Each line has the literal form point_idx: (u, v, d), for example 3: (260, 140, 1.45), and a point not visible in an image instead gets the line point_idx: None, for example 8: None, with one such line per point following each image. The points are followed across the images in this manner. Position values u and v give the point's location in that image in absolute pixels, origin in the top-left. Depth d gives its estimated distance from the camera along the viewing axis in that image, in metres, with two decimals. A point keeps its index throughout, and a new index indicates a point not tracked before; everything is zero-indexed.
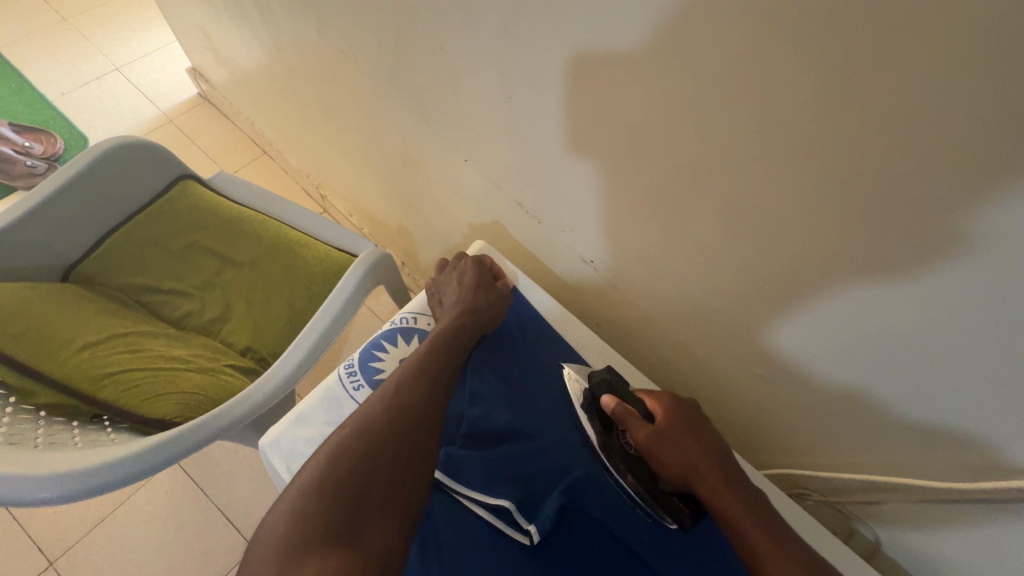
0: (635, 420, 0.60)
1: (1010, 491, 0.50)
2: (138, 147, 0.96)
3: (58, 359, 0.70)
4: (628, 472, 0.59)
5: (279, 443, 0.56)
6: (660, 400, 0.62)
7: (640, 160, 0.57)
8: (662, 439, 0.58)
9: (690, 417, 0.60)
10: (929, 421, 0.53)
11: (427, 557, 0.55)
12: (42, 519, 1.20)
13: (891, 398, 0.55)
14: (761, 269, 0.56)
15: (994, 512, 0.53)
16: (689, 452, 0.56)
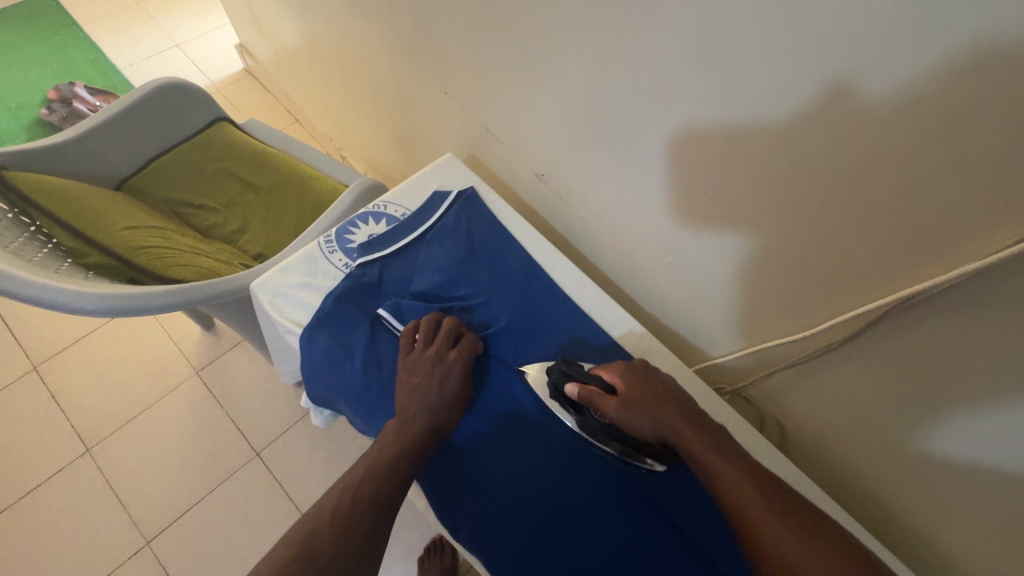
0: (604, 397, 0.60)
1: (853, 320, 0.60)
2: (186, 87, 1.14)
3: (106, 233, 0.87)
4: (614, 440, 0.62)
5: (266, 284, 0.71)
6: (614, 370, 0.62)
7: (568, 57, 0.72)
8: (631, 415, 0.58)
9: (655, 380, 0.60)
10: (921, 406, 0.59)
11: (369, 374, 0.65)
12: (83, 414, 1.40)
13: (898, 392, 0.61)
14: (657, 147, 0.69)
15: (851, 353, 0.63)
16: (659, 415, 0.57)
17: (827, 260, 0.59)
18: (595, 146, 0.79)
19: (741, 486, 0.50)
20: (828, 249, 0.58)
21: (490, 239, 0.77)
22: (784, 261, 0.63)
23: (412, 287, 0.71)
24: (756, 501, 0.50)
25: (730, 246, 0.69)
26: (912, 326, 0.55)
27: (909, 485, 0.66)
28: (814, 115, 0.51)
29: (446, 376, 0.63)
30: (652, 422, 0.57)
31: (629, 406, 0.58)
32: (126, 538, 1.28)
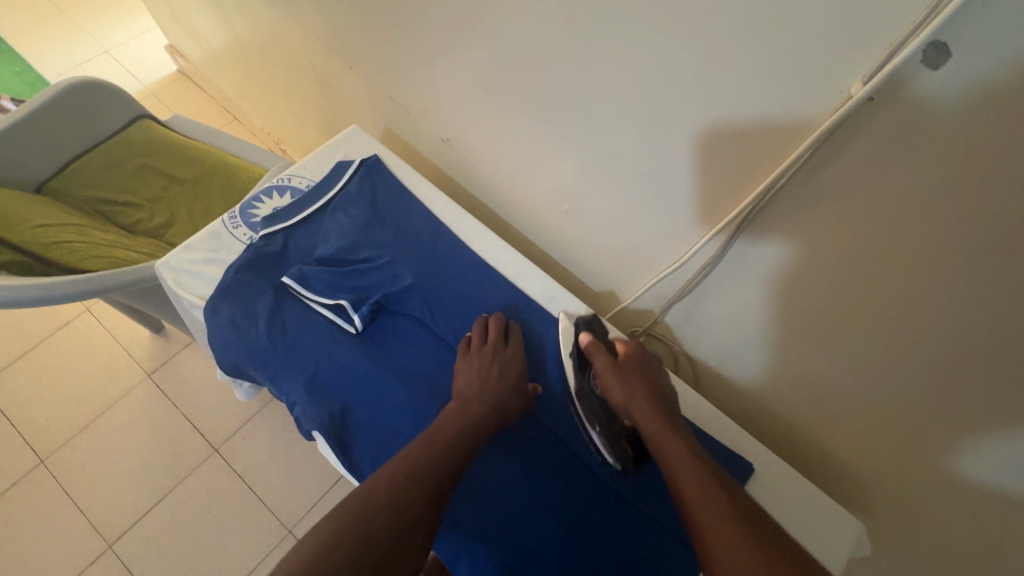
0: (600, 355, 0.66)
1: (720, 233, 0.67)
2: (99, 86, 1.13)
3: (16, 232, 0.87)
4: (592, 414, 0.66)
5: (170, 263, 0.71)
6: (628, 345, 0.69)
7: (449, 12, 0.75)
8: (619, 373, 0.64)
9: (651, 366, 0.66)
10: (788, 306, 0.67)
11: (275, 337, 0.67)
12: (34, 426, 1.38)
13: (769, 299, 0.69)
14: (544, 88, 0.74)
15: (723, 270, 0.71)
16: (637, 389, 0.62)
17: (705, 169, 0.65)
18: (494, 100, 0.82)
19: (687, 465, 0.52)
20: (705, 159, 0.64)
21: (392, 204, 0.79)
22: (665, 177, 0.70)
23: (317, 253, 0.73)
24: (700, 477, 0.51)
25: (624, 174, 0.74)
26: (773, 221, 0.61)
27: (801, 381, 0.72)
28: (671, 24, 0.56)
29: (507, 365, 0.65)
30: (626, 392, 0.62)
31: (615, 368, 0.64)
32: (89, 544, 1.28)
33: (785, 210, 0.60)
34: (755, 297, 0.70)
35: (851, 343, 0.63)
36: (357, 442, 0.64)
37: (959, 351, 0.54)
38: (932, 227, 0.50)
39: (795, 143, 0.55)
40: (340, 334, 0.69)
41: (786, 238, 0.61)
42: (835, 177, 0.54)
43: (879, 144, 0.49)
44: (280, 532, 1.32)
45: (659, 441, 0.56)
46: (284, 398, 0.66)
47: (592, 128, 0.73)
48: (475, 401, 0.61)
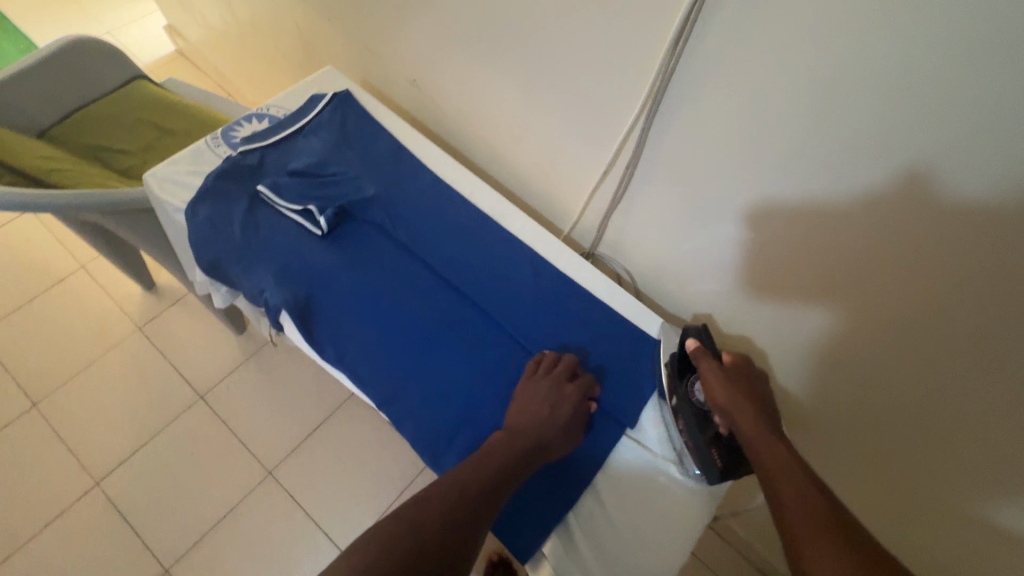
0: (706, 360, 0.67)
1: (637, 132, 0.77)
2: (100, 44, 1.22)
3: (18, 160, 0.95)
4: (686, 416, 0.67)
5: (156, 174, 0.79)
6: (736, 358, 0.69)
7: None
8: (725, 380, 0.65)
9: (755, 383, 0.67)
10: (701, 206, 0.78)
11: (248, 234, 0.75)
12: (28, 373, 1.45)
13: (686, 202, 0.80)
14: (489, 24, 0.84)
15: (648, 182, 0.82)
16: (742, 398, 0.63)
17: (621, 75, 0.73)
18: (453, 37, 0.91)
19: (794, 475, 0.53)
20: (625, 68, 0.72)
21: (361, 131, 0.87)
22: (594, 100, 0.79)
23: (290, 168, 0.81)
24: (805, 486, 0.52)
25: (562, 100, 0.84)
26: (673, 109, 0.71)
27: (726, 272, 0.82)
28: None
29: (560, 402, 0.66)
30: (729, 399, 0.63)
31: (720, 377, 0.65)
32: (77, 481, 1.34)
33: (678, 95, 0.70)
34: (674, 201, 0.81)
35: (752, 230, 0.74)
36: (319, 324, 0.72)
37: (821, 203, 0.65)
38: (788, 91, 0.60)
39: (671, 27, 0.64)
40: (307, 233, 0.77)
41: (687, 132, 0.72)
42: (710, 55, 0.64)
43: (739, 16, 0.59)
44: (261, 474, 1.39)
45: (760, 450, 0.57)
46: (254, 286, 0.74)
47: (533, 54, 0.82)
48: (524, 434, 0.64)
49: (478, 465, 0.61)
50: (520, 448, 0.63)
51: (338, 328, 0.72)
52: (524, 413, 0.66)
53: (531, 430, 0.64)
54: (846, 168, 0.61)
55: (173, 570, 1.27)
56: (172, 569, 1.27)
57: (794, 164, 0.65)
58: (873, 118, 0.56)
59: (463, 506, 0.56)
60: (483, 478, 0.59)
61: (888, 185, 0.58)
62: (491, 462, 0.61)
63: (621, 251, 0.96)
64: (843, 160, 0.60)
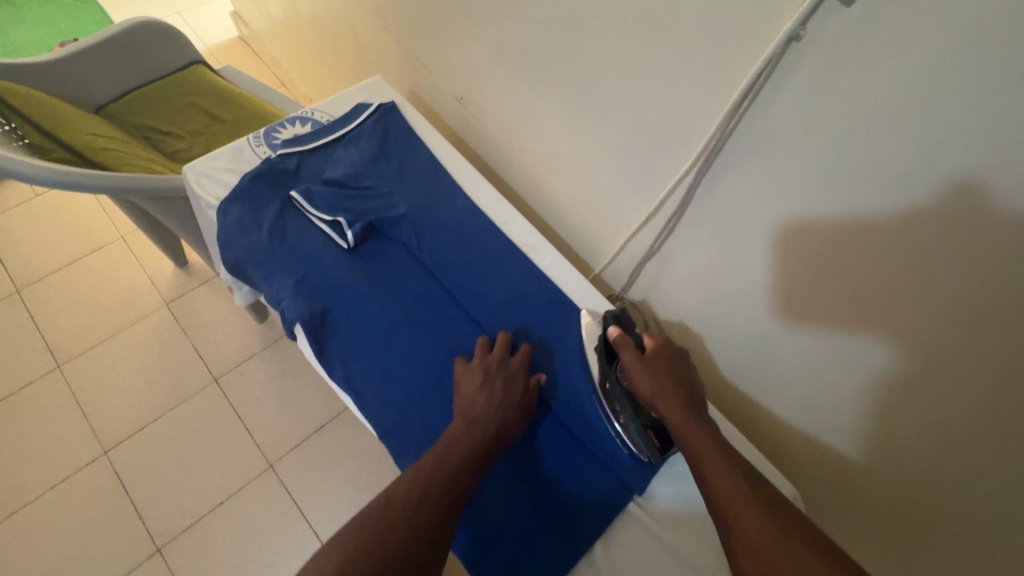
0: (628, 349, 0.68)
1: (690, 186, 0.73)
2: (165, 28, 1.25)
3: (70, 135, 0.97)
4: (620, 407, 0.68)
5: (196, 167, 0.80)
6: (654, 339, 0.70)
7: None
8: (649, 369, 0.66)
9: (678, 360, 0.68)
10: (744, 267, 0.74)
11: (275, 239, 0.74)
12: (57, 334, 1.49)
13: (729, 261, 0.75)
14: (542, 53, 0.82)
15: (690, 231, 0.78)
16: (664, 384, 0.64)
17: (675, 119, 0.70)
18: (503, 61, 0.89)
19: (716, 459, 0.56)
20: (679, 117, 0.69)
21: (403, 146, 0.86)
22: (643, 144, 0.76)
23: (325, 176, 0.80)
24: (729, 469, 0.55)
25: (607, 139, 0.81)
26: (729, 164, 0.67)
27: (762, 337, 0.77)
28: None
29: (510, 380, 0.66)
30: (655, 386, 0.64)
31: (644, 362, 0.66)
32: (87, 447, 1.37)
33: (736, 152, 0.66)
34: (715, 257, 0.77)
35: (796, 297, 0.70)
36: (332, 340, 0.70)
37: (882, 288, 0.60)
38: (863, 167, 0.55)
39: (738, 83, 0.61)
40: (333, 246, 0.75)
41: (740, 191, 0.68)
42: (777, 117, 0.59)
43: (816, 80, 0.54)
44: (262, 465, 1.39)
45: (684, 437, 0.60)
46: (274, 294, 0.73)
47: (585, 85, 0.79)
48: (480, 418, 0.62)
49: (438, 450, 0.59)
50: (478, 428, 0.61)
51: (351, 345, 0.70)
52: (475, 396, 0.64)
53: (488, 415, 0.62)
54: (917, 258, 0.55)
55: (165, 550, 1.28)
56: (164, 548, 1.28)
57: (859, 244, 0.60)
58: (958, 212, 0.50)
59: (433, 500, 0.54)
60: (448, 462, 0.57)
61: (961, 282, 0.53)
62: (453, 449, 0.59)
63: (651, 296, 0.92)
64: (914, 248, 0.55)
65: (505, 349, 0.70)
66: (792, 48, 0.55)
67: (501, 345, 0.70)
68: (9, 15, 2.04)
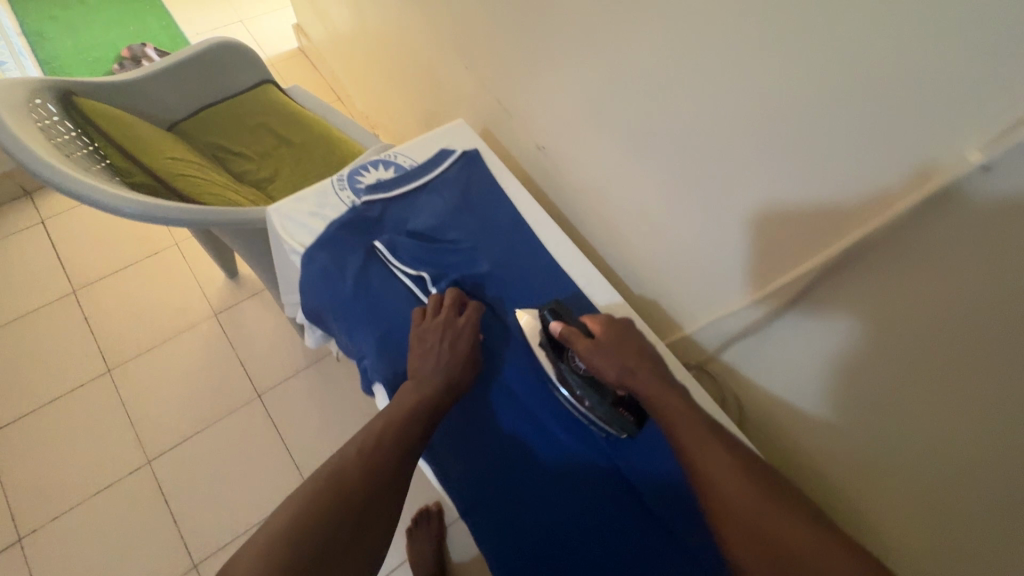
0: (580, 339, 0.68)
1: (793, 287, 0.65)
2: (241, 49, 1.26)
3: (151, 159, 0.98)
4: (587, 394, 0.69)
5: (280, 209, 0.79)
6: (597, 319, 0.71)
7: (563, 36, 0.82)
8: (603, 355, 0.66)
9: (630, 338, 0.69)
10: (848, 393, 0.65)
11: (358, 291, 0.73)
12: (109, 337, 1.51)
13: (830, 376, 0.67)
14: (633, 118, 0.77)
15: (793, 323, 0.68)
16: (628, 366, 0.65)
17: (774, 220, 0.65)
18: (587, 118, 0.85)
19: (721, 456, 0.58)
20: (794, 215, 0.62)
21: (487, 197, 0.85)
22: (744, 234, 0.69)
23: (409, 226, 0.79)
24: (735, 469, 0.56)
25: (701, 210, 0.74)
26: (835, 288, 0.62)
27: (851, 461, 0.70)
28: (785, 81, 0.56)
29: (452, 337, 0.68)
30: (619, 372, 0.65)
31: (600, 349, 0.67)
32: (132, 455, 1.37)
33: (842, 277, 0.60)
34: (816, 366, 0.68)
35: (910, 441, 0.61)
36: None
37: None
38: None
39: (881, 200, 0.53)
40: (416, 302, 0.74)
41: (857, 313, 0.60)
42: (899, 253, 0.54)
43: (955, 231, 0.48)
44: None
45: (672, 427, 0.60)
46: (355, 349, 0.72)
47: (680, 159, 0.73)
48: (426, 377, 0.65)
49: (387, 412, 0.61)
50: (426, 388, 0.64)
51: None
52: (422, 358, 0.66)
53: (433, 374, 0.65)
54: None
55: (200, 568, 1.27)
56: (199, 566, 1.27)
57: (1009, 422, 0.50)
58: None
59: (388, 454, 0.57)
60: (397, 422, 0.60)
61: None
62: (409, 417, 0.61)
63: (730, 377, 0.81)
64: None
65: (450, 305, 0.71)
66: (946, 191, 0.47)
67: (451, 303, 0.72)
68: (82, 16, 2.09)
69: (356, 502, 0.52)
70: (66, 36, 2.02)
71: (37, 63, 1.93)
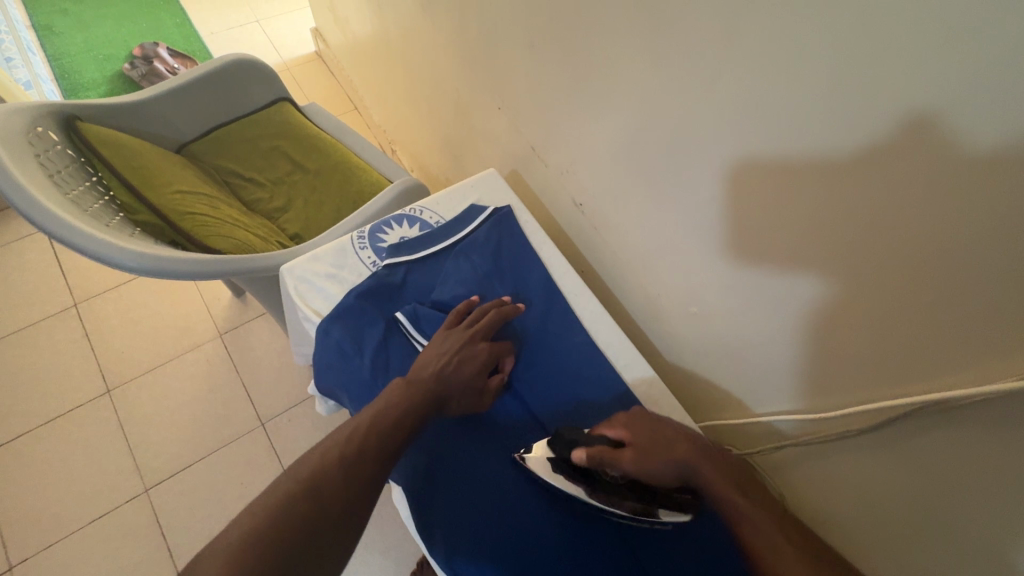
0: (618, 460, 0.60)
1: (862, 418, 0.58)
2: (255, 66, 1.18)
3: (159, 193, 0.91)
4: (630, 500, 0.61)
5: (294, 269, 0.72)
6: (617, 425, 0.63)
7: (614, 93, 0.73)
8: (647, 457, 0.60)
9: (656, 423, 0.62)
10: (918, 549, 0.56)
11: (377, 371, 0.66)
12: (110, 355, 1.45)
13: (900, 521, 0.58)
14: (688, 195, 0.69)
15: (860, 449, 0.60)
16: (675, 454, 0.59)
17: (842, 351, 0.58)
18: (636, 184, 0.78)
19: (760, 514, 0.54)
20: (876, 342, 0.53)
21: (515, 263, 0.79)
22: (811, 344, 0.61)
23: (433, 295, 0.73)
24: (773, 527, 0.52)
25: (757, 307, 0.66)
26: (911, 441, 0.54)
27: None
28: (883, 198, 0.47)
29: (470, 354, 0.66)
30: (673, 471, 0.59)
31: (645, 454, 0.60)
32: (128, 482, 1.32)
33: (918, 431, 0.53)
34: (883, 504, 0.60)
35: None
36: (435, 498, 0.62)
37: None
38: None
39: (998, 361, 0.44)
40: None
41: (945, 470, 0.51)
42: (994, 435, 0.46)
43: None
44: None
45: (723, 498, 0.56)
46: None
47: (742, 250, 0.65)
48: (423, 380, 0.62)
49: (374, 405, 0.59)
50: (418, 391, 0.61)
51: (449, 493, 0.62)
52: (426, 363, 0.64)
53: (430, 380, 0.62)
54: None
55: None
56: None
57: None
58: None
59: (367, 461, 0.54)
60: (378, 417, 0.57)
61: None
62: (403, 408, 0.59)
63: (779, 478, 0.74)
64: None
65: (467, 322, 0.69)
66: None
67: (473, 318, 0.70)
68: (94, 11, 2.03)
69: (324, 498, 0.49)
70: (76, 31, 1.96)
71: (47, 59, 1.87)
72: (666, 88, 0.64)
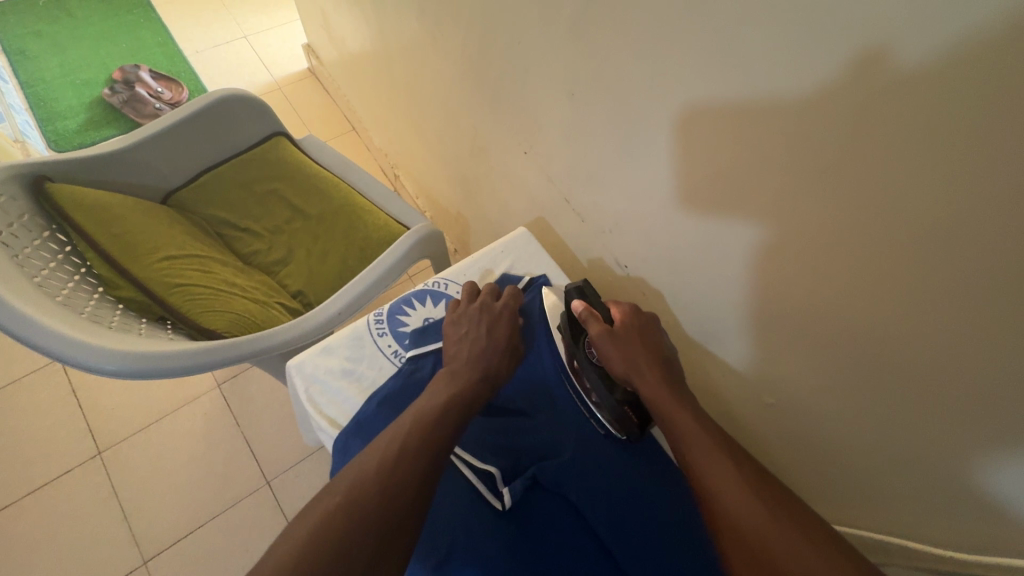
0: (595, 323, 0.65)
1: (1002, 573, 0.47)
2: (244, 101, 1.07)
3: (142, 264, 0.80)
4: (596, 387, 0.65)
5: (303, 365, 0.63)
6: (621, 307, 0.67)
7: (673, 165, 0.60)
8: (614, 337, 0.63)
9: (648, 328, 0.65)
10: None
11: None
12: (99, 414, 1.35)
13: None
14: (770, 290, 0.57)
15: None
16: (636, 356, 0.61)
17: (979, 492, 0.46)
18: (699, 264, 0.65)
19: (718, 465, 0.49)
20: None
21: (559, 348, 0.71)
22: (937, 478, 0.50)
23: None
24: (727, 467, 0.49)
25: (858, 418, 0.56)
26: None
27: None
28: None
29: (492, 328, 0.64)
30: (626, 360, 0.61)
31: (616, 336, 0.63)
32: (124, 554, 1.21)
33: None
34: None
35: None
36: None
37: None
38: None
39: None
40: (485, 510, 0.57)
41: None
42: None
43: None
44: None
45: (664, 411, 0.56)
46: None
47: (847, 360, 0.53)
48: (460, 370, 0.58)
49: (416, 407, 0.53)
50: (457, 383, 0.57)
51: None
52: (451, 348, 0.61)
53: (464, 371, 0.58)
54: None
55: None
56: None
57: None
58: None
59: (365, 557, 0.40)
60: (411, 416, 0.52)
61: None
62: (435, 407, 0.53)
63: None
64: None
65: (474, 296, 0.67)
66: None
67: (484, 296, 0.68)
68: (69, 31, 1.90)
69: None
70: (51, 53, 1.83)
71: (20, 86, 1.74)
72: (741, 172, 0.52)
